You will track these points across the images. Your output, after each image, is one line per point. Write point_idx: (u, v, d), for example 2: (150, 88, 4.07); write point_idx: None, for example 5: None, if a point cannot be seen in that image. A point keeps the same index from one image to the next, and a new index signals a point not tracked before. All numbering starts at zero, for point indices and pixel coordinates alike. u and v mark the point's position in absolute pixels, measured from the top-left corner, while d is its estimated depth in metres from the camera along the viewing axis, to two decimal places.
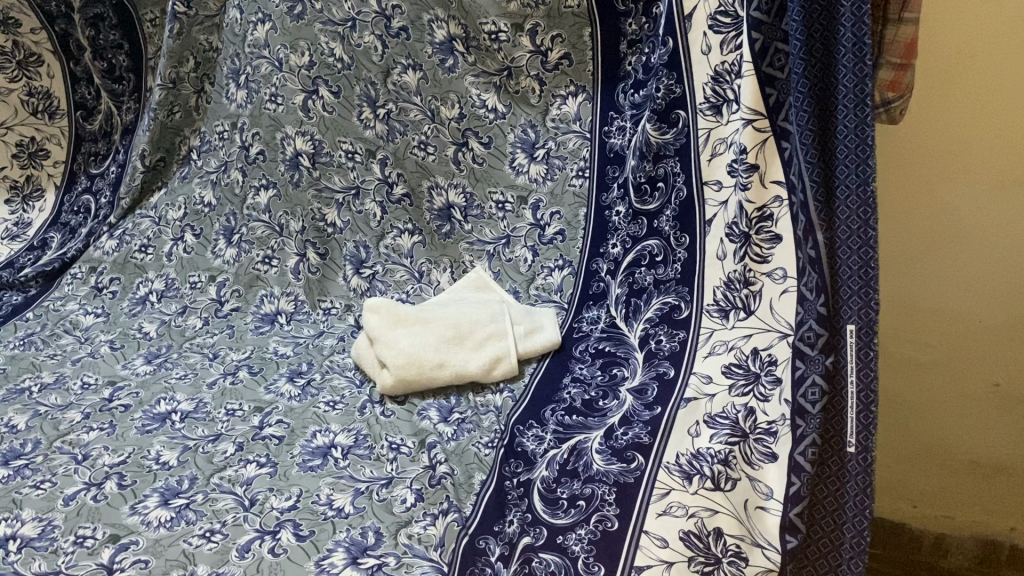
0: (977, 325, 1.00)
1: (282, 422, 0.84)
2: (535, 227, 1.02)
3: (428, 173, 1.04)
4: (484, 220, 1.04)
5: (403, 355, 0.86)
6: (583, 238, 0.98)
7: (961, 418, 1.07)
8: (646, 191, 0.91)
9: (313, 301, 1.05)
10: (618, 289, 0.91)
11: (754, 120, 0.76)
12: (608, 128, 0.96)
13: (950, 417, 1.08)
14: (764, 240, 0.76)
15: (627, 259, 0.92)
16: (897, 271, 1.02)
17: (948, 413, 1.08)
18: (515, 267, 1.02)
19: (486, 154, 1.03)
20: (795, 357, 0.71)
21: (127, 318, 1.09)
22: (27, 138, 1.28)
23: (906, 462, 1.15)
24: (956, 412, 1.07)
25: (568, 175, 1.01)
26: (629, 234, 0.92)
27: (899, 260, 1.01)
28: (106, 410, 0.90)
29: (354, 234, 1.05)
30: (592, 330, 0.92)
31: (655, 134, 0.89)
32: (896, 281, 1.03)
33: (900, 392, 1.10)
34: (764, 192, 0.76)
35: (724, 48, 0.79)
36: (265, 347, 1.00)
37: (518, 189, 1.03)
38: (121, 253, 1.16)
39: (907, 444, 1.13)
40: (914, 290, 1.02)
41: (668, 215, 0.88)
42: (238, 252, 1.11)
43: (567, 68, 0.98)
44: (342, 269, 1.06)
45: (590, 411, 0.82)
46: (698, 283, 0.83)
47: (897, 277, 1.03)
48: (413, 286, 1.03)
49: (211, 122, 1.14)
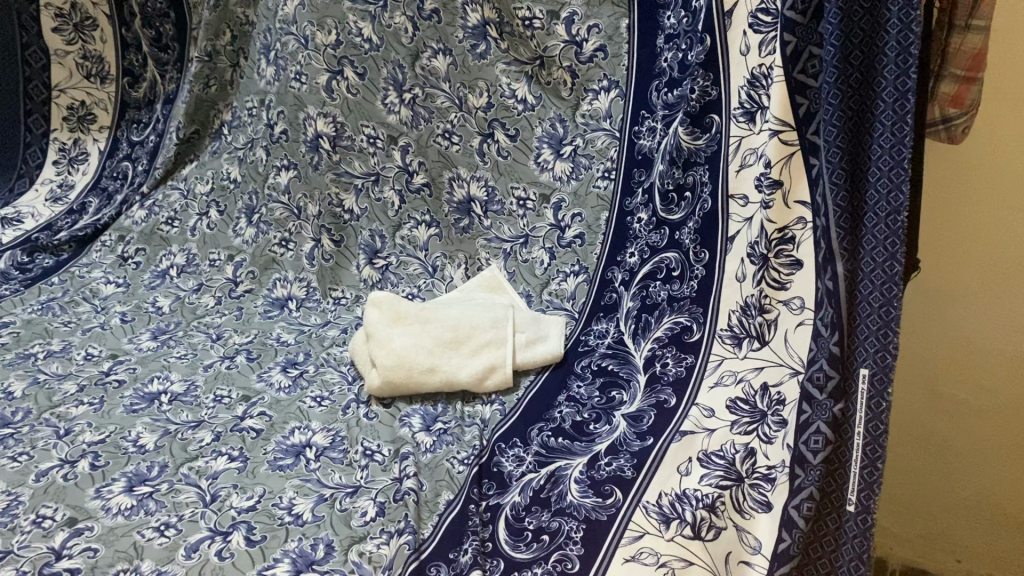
0: (997, 365, 0.92)
1: (264, 414, 0.82)
2: (554, 228, 0.95)
3: (450, 164, 1.00)
4: (503, 215, 0.98)
5: (394, 356, 0.82)
6: (602, 243, 0.91)
7: (971, 463, 0.99)
8: (672, 199, 0.84)
9: (324, 288, 1.01)
10: (632, 303, 0.84)
11: (780, 131, 0.70)
12: (639, 130, 0.89)
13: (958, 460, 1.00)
14: (784, 265, 0.71)
15: (643, 270, 0.85)
16: (920, 299, 0.94)
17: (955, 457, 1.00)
18: (530, 268, 0.97)
19: (511, 147, 0.97)
20: (801, 399, 0.67)
21: (145, 290, 1.08)
22: (78, 102, 1.28)
23: (909, 504, 1.07)
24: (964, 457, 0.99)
25: (595, 176, 0.93)
26: (648, 243, 0.86)
27: (922, 288, 0.93)
28: (101, 384, 0.89)
29: (370, 222, 1.01)
30: (597, 347, 0.85)
31: (687, 139, 0.82)
32: (915, 311, 0.94)
33: (909, 428, 1.02)
34: (787, 212, 0.71)
35: (762, 50, 0.72)
36: (268, 333, 0.97)
37: (542, 187, 0.96)
38: (149, 223, 1.15)
39: (911, 485, 1.06)
40: (929, 323, 0.94)
41: (691, 227, 0.81)
42: (257, 232, 1.08)
43: (601, 62, 0.91)
44: (357, 257, 1.02)
45: (578, 434, 0.76)
46: (714, 304, 0.77)
47: (919, 305, 0.94)
48: (425, 280, 0.99)
49: (242, 97, 1.11)
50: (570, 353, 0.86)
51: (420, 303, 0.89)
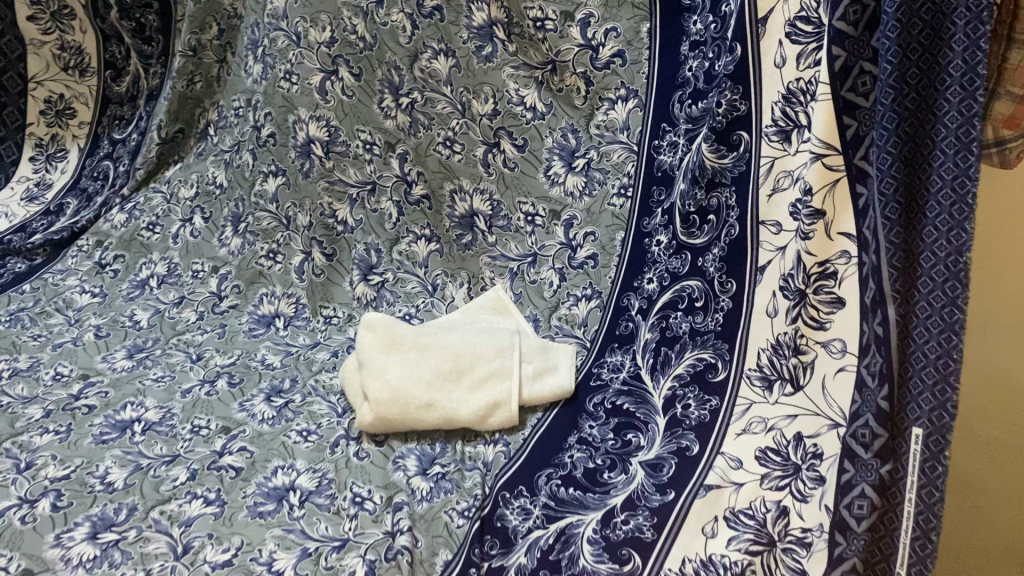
0: None
1: (244, 450, 0.75)
2: (566, 246, 0.88)
3: (452, 175, 0.93)
4: (510, 232, 0.91)
5: (388, 389, 0.74)
6: (617, 265, 0.84)
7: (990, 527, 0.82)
8: (695, 222, 0.77)
9: (314, 306, 0.94)
10: (650, 335, 0.77)
11: (825, 154, 0.63)
12: (659, 144, 0.81)
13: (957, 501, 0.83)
14: (823, 303, 0.64)
15: (663, 299, 0.78)
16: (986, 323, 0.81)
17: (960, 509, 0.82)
18: (539, 290, 0.89)
19: (519, 158, 0.90)
20: (844, 456, 0.60)
21: (122, 301, 1.01)
22: (55, 95, 1.20)
23: None
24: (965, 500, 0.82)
25: (609, 193, 0.86)
26: (668, 269, 0.79)
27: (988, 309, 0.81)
28: (68, 410, 0.82)
29: (365, 236, 0.94)
30: (613, 382, 0.77)
31: (711, 158, 0.75)
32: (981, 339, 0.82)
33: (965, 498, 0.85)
34: (829, 244, 0.64)
35: (801, 62, 0.66)
36: (252, 354, 0.89)
37: (552, 202, 0.89)
38: (129, 228, 1.08)
39: None
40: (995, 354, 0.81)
41: (716, 253, 0.74)
42: (244, 242, 1.00)
43: (619, 68, 0.84)
44: (350, 273, 0.95)
45: (591, 484, 0.69)
46: (742, 340, 0.70)
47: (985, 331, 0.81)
48: (424, 300, 0.92)
49: (229, 96, 1.03)
50: (582, 388, 0.79)
51: (418, 328, 0.81)
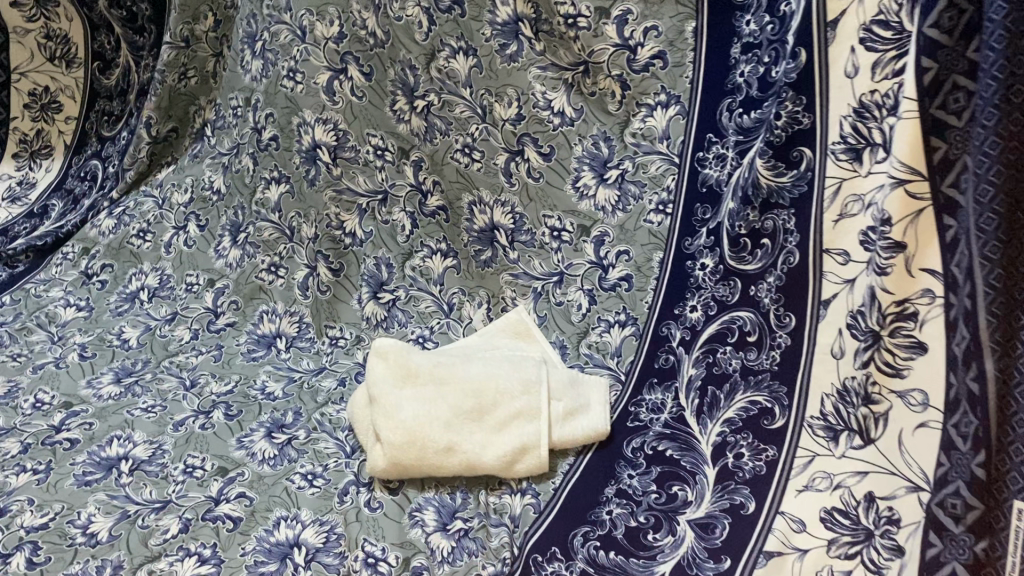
0: None
1: (244, 497, 0.67)
2: (596, 266, 0.80)
3: (471, 185, 0.84)
4: (533, 248, 0.83)
5: (403, 431, 0.67)
6: (655, 289, 0.76)
7: None
8: (745, 245, 0.69)
9: (319, 326, 0.86)
10: (695, 371, 0.70)
11: (908, 180, 0.55)
12: (703, 156, 0.74)
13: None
14: (901, 347, 0.56)
15: (710, 330, 0.70)
16: None
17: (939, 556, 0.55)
18: (565, 313, 0.81)
19: (545, 167, 0.82)
20: (929, 526, 0.52)
21: (110, 317, 0.93)
22: (40, 88, 1.12)
23: None
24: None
25: (646, 208, 0.78)
26: (715, 296, 0.71)
27: None
28: (48, 445, 0.74)
29: (375, 249, 0.86)
30: (653, 425, 0.70)
31: (767, 175, 0.67)
32: None
33: None
34: (909, 281, 0.56)
35: (876, 72, 0.58)
36: (252, 381, 0.82)
37: (581, 217, 0.81)
38: (117, 235, 0.99)
39: None
40: None
41: (771, 282, 0.66)
42: (243, 253, 0.92)
43: (659, 71, 0.75)
44: (358, 290, 0.86)
45: (634, 547, 0.62)
46: (801, 383, 0.63)
47: None
48: (439, 321, 0.84)
49: (226, 93, 0.95)
50: (617, 429, 0.71)
51: (435, 357, 0.74)
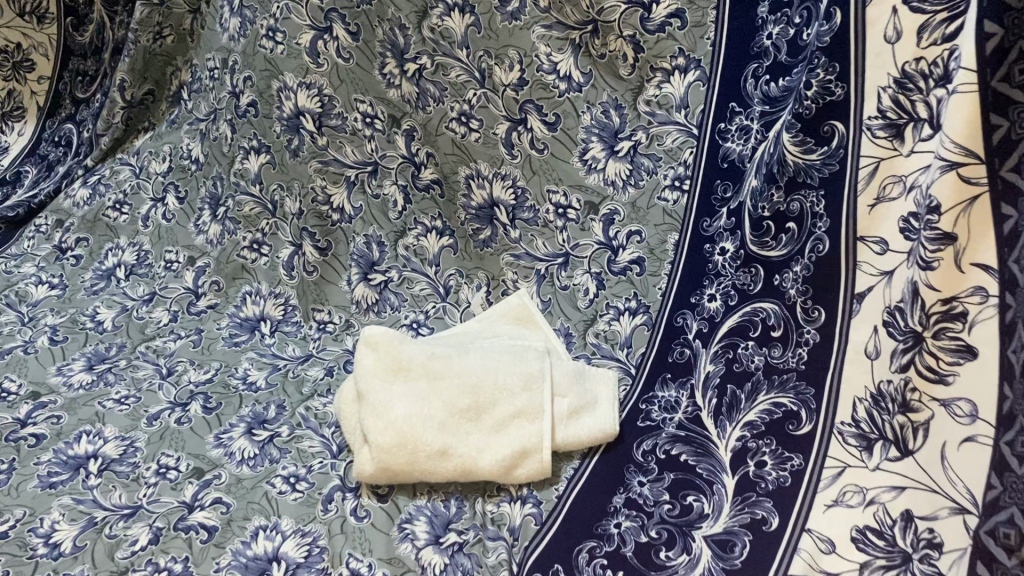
0: None
1: (219, 504, 0.62)
2: (604, 248, 0.74)
3: (469, 157, 0.78)
4: (536, 226, 0.77)
5: (393, 431, 0.61)
6: (670, 274, 0.70)
7: None
8: (769, 229, 0.63)
9: (305, 310, 0.80)
10: (713, 368, 0.64)
11: (960, 163, 0.48)
12: (726, 128, 0.67)
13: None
14: (946, 351, 0.50)
15: (729, 323, 0.64)
16: None
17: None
18: (571, 297, 0.75)
19: (549, 137, 0.75)
20: (976, 556, 0.46)
21: (84, 296, 0.87)
22: (12, 44, 1.05)
23: None
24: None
25: (660, 183, 0.72)
26: (735, 285, 0.65)
27: None
28: (12, 441, 0.68)
29: (365, 226, 0.80)
30: (665, 426, 0.64)
31: (795, 151, 0.60)
32: None
33: None
34: (957, 278, 0.49)
35: (922, 38, 0.51)
36: (233, 369, 0.76)
37: (589, 192, 0.74)
38: (92, 207, 0.93)
39: None
40: None
41: (798, 272, 0.60)
42: (223, 230, 0.86)
43: (676, 32, 0.68)
44: (348, 271, 0.80)
45: (644, 567, 0.56)
46: (830, 386, 0.57)
47: None
48: (434, 305, 0.78)
49: (204, 54, 0.88)
50: (625, 430, 0.66)
51: (428, 346, 0.68)
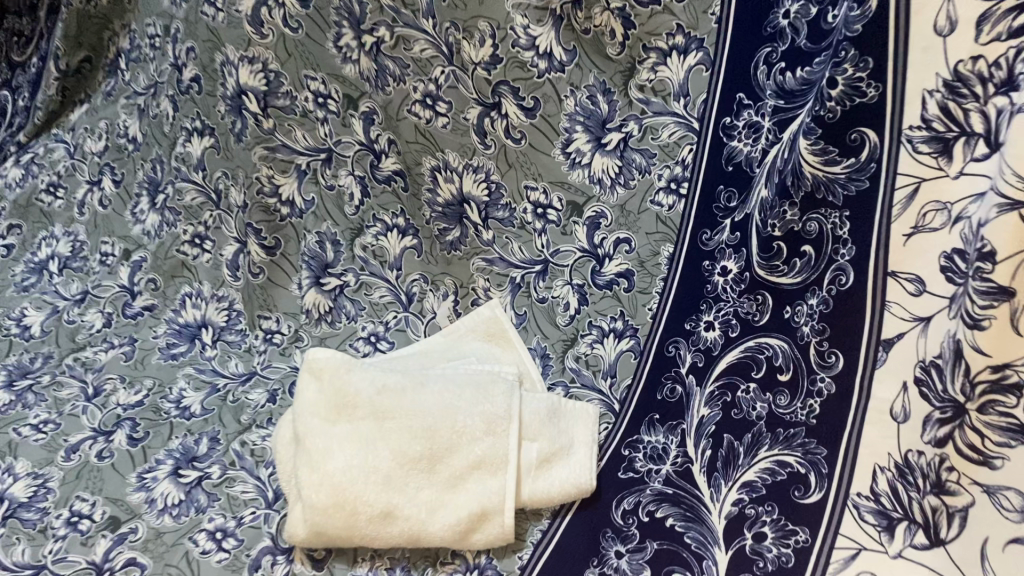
0: None
1: (132, 566, 0.54)
2: (588, 256, 0.64)
3: (434, 147, 0.67)
4: (512, 228, 0.67)
5: (329, 486, 0.52)
6: (661, 292, 0.60)
7: None
8: (779, 252, 0.52)
9: (251, 316, 0.70)
10: (708, 413, 0.54)
11: None
12: (732, 123, 0.56)
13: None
14: (993, 430, 0.40)
15: (729, 358, 0.54)
16: None
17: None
18: (550, 313, 0.65)
19: (527, 126, 0.64)
20: None
21: (13, 294, 0.77)
22: None
23: None
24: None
25: (653, 184, 0.61)
26: (737, 313, 0.55)
27: None
28: None
29: (317, 223, 0.70)
30: (651, 481, 0.54)
31: (814, 162, 0.49)
32: None
33: None
34: (1011, 343, 0.38)
35: (982, 31, 0.40)
36: (168, 390, 0.67)
37: (571, 190, 0.64)
38: (24, 189, 0.82)
39: None
40: None
41: (814, 306, 0.50)
42: (162, 221, 0.75)
43: (675, 4, 0.57)
44: (299, 274, 0.70)
45: None
46: (846, 448, 0.47)
47: None
48: (396, 314, 0.69)
49: (143, 19, 0.76)
50: (604, 482, 0.56)
51: (380, 374, 0.59)
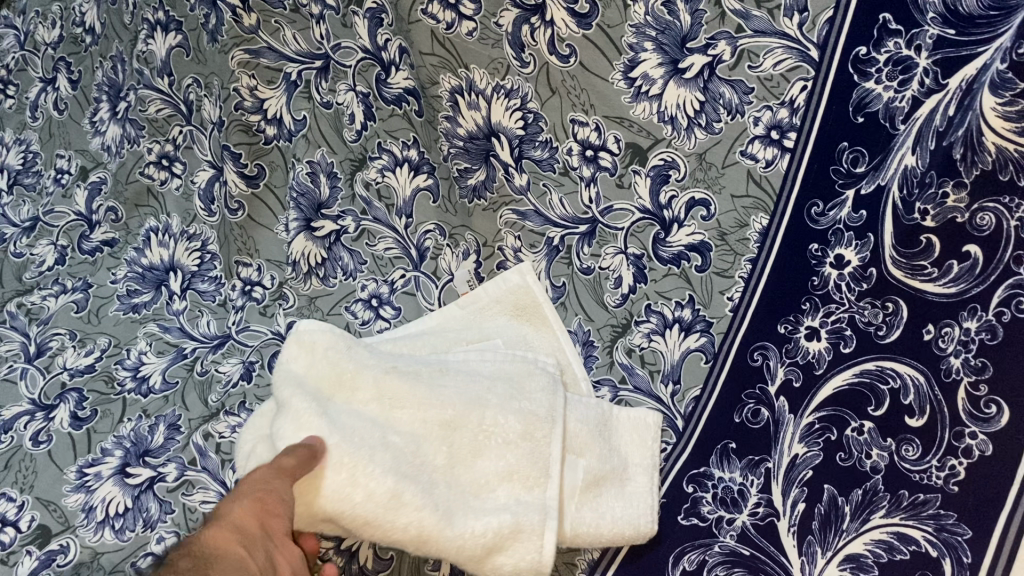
0: None
1: None
2: (652, 218, 0.50)
3: (457, 61, 0.54)
4: (552, 173, 0.53)
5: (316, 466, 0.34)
6: (750, 275, 0.46)
7: None
8: (929, 247, 0.39)
9: (228, 262, 0.56)
10: (804, 453, 0.41)
11: None
12: (867, 55, 0.42)
13: (297, 458, 0.33)
14: None
15: (838, 383, 0.41)
16: None
17: (316, 520, 0.35)
18: (595, 285, 0.52)
19: (577, 38, 0.49)
20: None
21: None
22: None
23: None
24: (204, 539, 0.28)
25: (747, 130, 0.46)
26: (855, 322, 0.41)
27: None
28: None
29: (307, 149, 0.54)
30: (721, 535, 0.42)
31: (1004, 128, 0.37)
32: None
33: None
34: None
35: None
36: (122, 355, 0.53)
37: (631, 129, 0.50)
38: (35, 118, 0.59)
39: None
40: None
41: (972, 332, 0.37)
42: (124, 134, 0.57)
43: None
44: (287, 214, 0.56)
45: None
46: (1006, 529, 0.35)
47: None
48: (404, 273, 0.55)
49: None
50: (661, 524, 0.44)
51: (381, 352, 0.42)
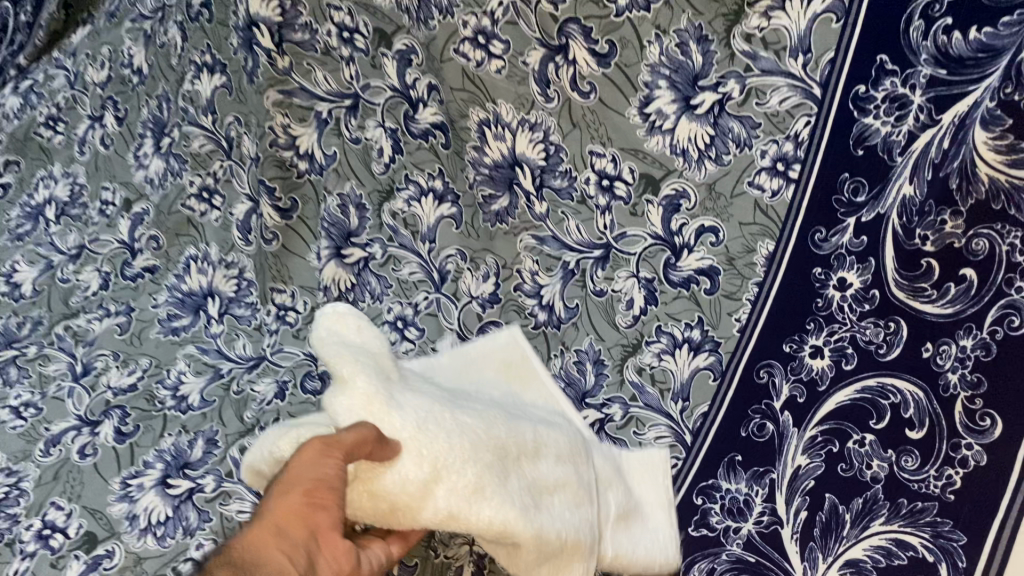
0: None
1: None
2: (663, 244, 0.53)
3: (483, 96, 0.56)
4: (569, 202, 0.56)
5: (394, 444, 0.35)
6: (756, 297, 0.48)
7: None
8: (929, 270, 0.41)
9: (263, 287, 0.59)
10: (807, 464, 0.43)
11: None
12: (866, 92, 0.45)
13: (361, 436, 0.34)
14: None
15: (840, 398, 0.43)
16: None
17: (386, 506, 0.35)
18: (607, 307, 0.54)
19: (597, 77, 0.53)
20: None
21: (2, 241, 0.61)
22: None
23: None
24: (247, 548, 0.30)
25: (754, 162, 0.49)
26: (857, 338, 0.43)
27: None
28: None
29: (339, 182, 0.59)
30: (727, 544, 0.44)
31: (995, 160, 0.39)
32: None
33: None
34: None
35: None
36: (165, 374, 0.55)
37: (647, 160, 0.53)
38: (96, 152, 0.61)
39: None
40: None
41: (967, 348, 0.39)
42: (167, 168, 0.60)
43: None
44: (319, 241, 0.59)
45: None
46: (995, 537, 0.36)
47: None
48: (426, 296, 0.59)
49: None
50: None
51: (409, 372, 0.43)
